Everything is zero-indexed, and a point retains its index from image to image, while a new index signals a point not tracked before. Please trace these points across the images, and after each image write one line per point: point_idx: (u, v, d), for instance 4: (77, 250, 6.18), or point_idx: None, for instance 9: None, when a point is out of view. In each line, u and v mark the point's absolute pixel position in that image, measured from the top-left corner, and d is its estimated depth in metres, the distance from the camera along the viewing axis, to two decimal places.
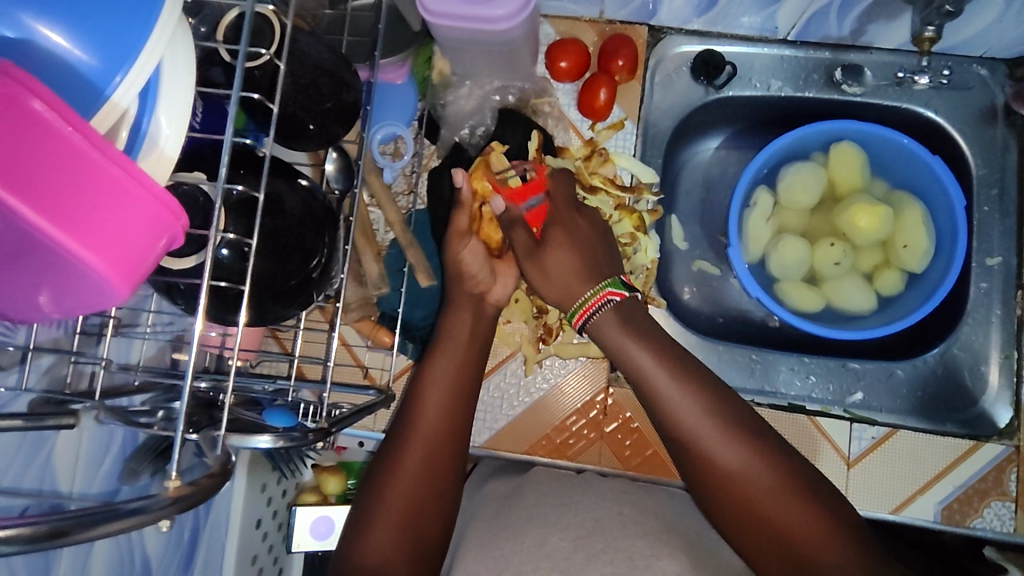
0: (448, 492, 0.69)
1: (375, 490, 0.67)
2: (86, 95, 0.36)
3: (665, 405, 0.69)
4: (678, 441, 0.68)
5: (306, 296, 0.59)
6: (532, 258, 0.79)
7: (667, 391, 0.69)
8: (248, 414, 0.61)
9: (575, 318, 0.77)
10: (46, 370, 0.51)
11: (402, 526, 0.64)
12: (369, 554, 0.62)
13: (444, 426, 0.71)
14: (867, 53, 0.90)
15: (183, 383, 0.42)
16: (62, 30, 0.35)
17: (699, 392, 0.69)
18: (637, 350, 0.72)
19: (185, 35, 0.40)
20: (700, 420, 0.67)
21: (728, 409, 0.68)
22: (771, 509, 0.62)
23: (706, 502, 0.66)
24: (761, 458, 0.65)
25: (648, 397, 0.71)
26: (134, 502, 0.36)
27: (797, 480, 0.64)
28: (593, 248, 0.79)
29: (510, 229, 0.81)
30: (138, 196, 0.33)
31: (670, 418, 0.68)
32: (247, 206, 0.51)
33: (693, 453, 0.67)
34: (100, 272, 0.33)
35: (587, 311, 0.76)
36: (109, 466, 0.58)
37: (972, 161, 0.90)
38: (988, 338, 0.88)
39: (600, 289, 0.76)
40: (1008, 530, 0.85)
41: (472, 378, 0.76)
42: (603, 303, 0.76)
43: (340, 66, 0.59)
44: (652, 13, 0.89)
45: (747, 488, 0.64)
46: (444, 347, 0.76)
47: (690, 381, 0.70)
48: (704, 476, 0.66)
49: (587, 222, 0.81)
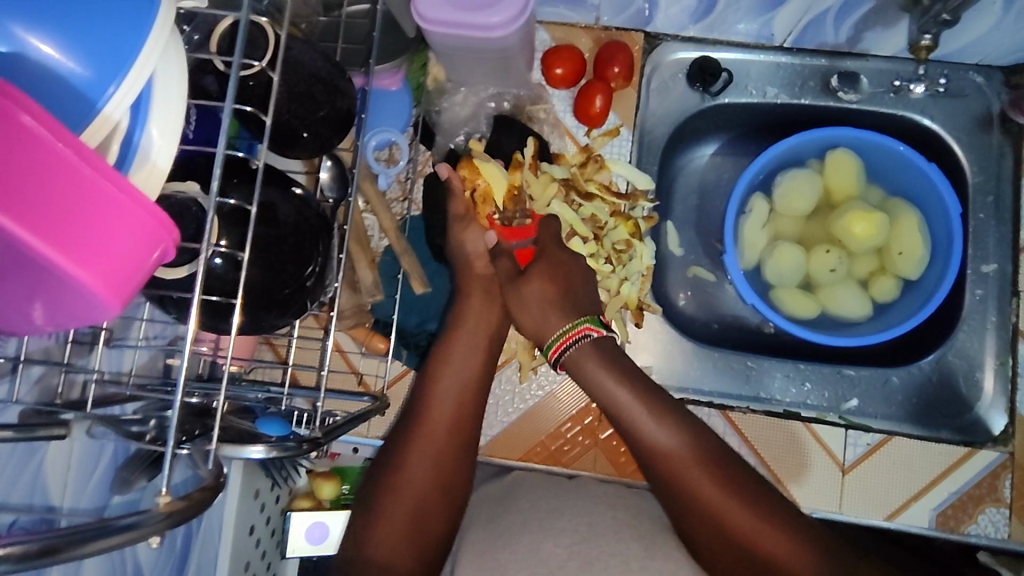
0: (462, 489, 0.69)
1: (382, 492, 0.66)
2: (77, 107, 0.35)
3: (644, 436, 0.69)
4: (658, 466, 0.68)
5: (300, 304, 0.59)
6: (513, 286, 0.78)
7: (644, 423, 0.70)
8: (242, 423, 0.60)
9: (552, 350, 0.76)
10: (36, 380, 0.51)
11: (409, 532, 0.64)
12: (378, 552, 0.63)
13: (453, 435, 0.70)
14: (863, 61, 0.90)
15: (176, 396, 0.42)
16: (53, 41, 0.35)
17: (675, 423, 0.70)
18: (615, 386, 0.72)
19: (177, 46, 0.40)
20: (680, 450, 0.67)
21: (703, 442, 0.69)
22: (750, 530, 0.63)
23: (682, 523, 0.66)
24: (738, 487, 0.66)
25: (628, 428, 0.71)
26: (128, 517, 0.36)
27: (774, 507, 0.65)
28: (572, 279, 0.79)
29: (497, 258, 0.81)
30: (130, 210, 0.33)
31: (651, 448, 0.68)
32: (240, 216, 0.51)
33: (674, 480, 0.66)
34: (90, 287, 0.32)
35: (566, 341, 0.76)
36: (99, 477, 0.57)
37: (967, 169, 0.90)
38: (983, 345, 0.88)
39: (578, 323, 0.76)
40: (1002, 537, 0.85)
41: (484, 375, 0.76)
42: (577, 339, 0.75)
43: (334, 74, 0.59)
44: (649, 21, 0.89)
45: (728, 513, 0.63)
46: (456, 344, 0.77)
47: (666, 414, 0.70)
48: (683, 502, 0.65)
49: (572, 257, 0.81)
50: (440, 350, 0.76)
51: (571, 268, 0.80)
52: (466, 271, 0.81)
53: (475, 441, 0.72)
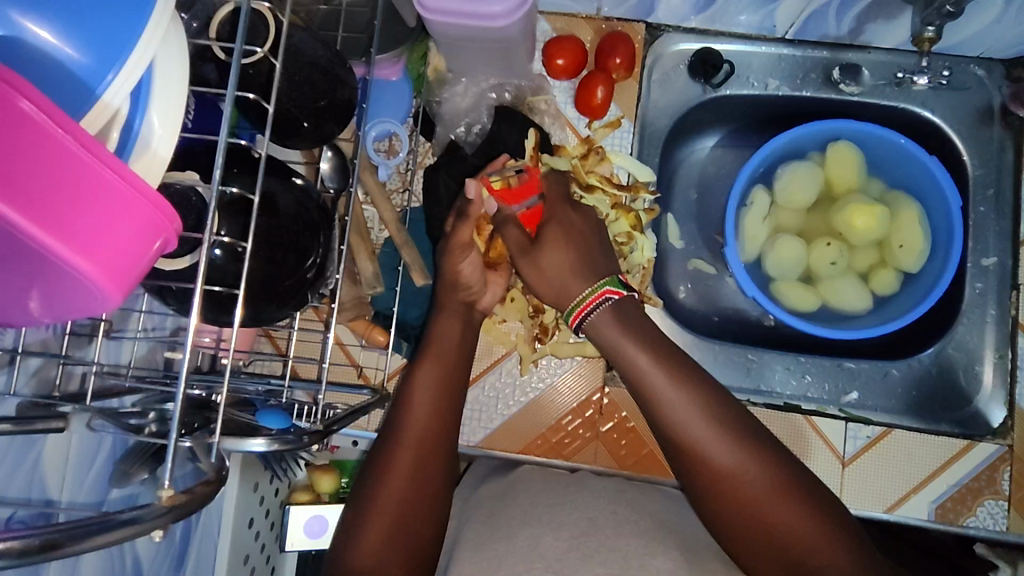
0: (441, 491, 0.68)
1: (371, 496, 0.66)
2: (77, 93, 0.35)
3: (665, 413, 0.66)
4: (681, 451, 0.66)
5: (301, 297, 0.58)
6: (528, 257, 0.76)
7: (664, 394, 0.67)
8: (240, 416, 0.59)
9: (574, 316, 0.74)
10: (34, 372, 0.50)
11: (395, 527, 0.64)
12: (361, 559, 0.62)
13: (432, 425, 0.70)
14: (865, 53, 0.89)
15: (177, 389, 0.41)
16: (53, 27, 0.34)
17: (698, 393, 0.67)
18: (645, 361, 0.69)
19: (178, 34, 0.39)
20: (700, 424, 0.65)
21: (727, 415, 0.66)
22: (783, 524, 0.61)
23: (708, 513, 0.65)
24: (758, 463, 0.64)
25: (647, 401, 0.68)
26: (129, 512, 0.35)
27: (797, 484, 0.63)
28: (586, 242, 0.77)
29: (504, 227, 0.79)
30: (134, 202, 0.33)
31: (669, 424, 0.66)
32: (240, 206, 0.50)
33: (695, 461, 0.65)
34: (90, 277, 0.32)
35: (585, 308, 0.73)
36: (98, 472, 0.57)
37: (968, 162, 0.90)
38: (983, 338, 0.88)
39: (599, 287, 0.74)
40: (1000, 529, 0.85)
41: (460, 378, 0.75)
42: (599, 303, 0.73)
43: (334, 63, 0.58)
44: (650, 11, 0.89)
45: (764, 506, 0.62)
46: (435, 354, 0.75)
47: (691, 383, 0.67)
48: (707, 481, 0.64)
49: (580, 216, 0.79)
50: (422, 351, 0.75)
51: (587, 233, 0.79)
52: (464, 281, 0.80)
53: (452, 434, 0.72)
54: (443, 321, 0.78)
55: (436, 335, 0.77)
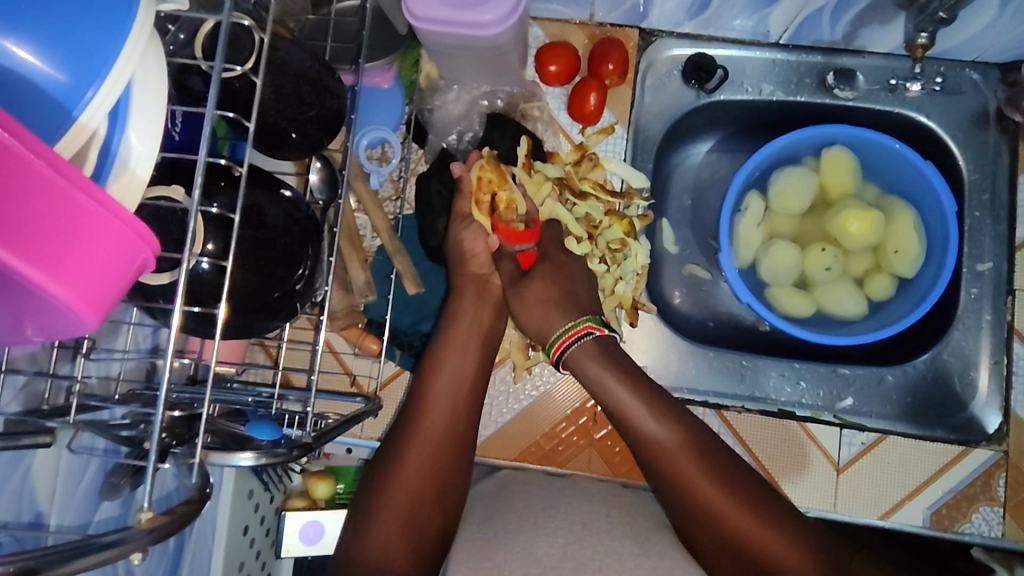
0: (455, 491, 0.68)
1: (373, 502, 0.65)
2: (53, 114, 0.34)
3: (646, 443, 0.67)
4: (665, 478, 0.66)
5: (289, 308, 0.58)
6: (515, 290, 0.78)
7: (644, 421, 0.68)
8: (231, 428, 0.58)
9: (553, 349, 0.75)
10: (21, 386, 0.50)
11: (406, 525, 0.64)
12: (368, 553, 0.62)
13: (445, 434, 0.70)
14: (859, 58, 0.89)
15: (158, 409, 0.40)
16: (29, 46, 0.34)
17: (676, 420, 0.69)
18: (621, 391, 0.70)
19: (156, 50, 0.39)
20: (679, 450, 0.66)
21: (704, 444, 0.68)
22: (769, 547, 0.61)
23: (694, 541, 0.65)
24: (741, 490, 0.64)
25: (629, 428, 0.69)
26: (112, 533, 0.35)
27: (777, 511, 0.64)
28: (572, 278, 0.78)
29: (500, 262, 0.81)
30: (108, 224, 0.33)
31: (653, 452, 0.67)
32: (226, 221, 0.50)
33: (676, 484, 0.65)
34: (68, 303, 0.31)
35: (563, 344, 0.75)
36: (86, 487, 0.56)
37: (963, 167, 0.90)
38: (979, 344, 0.88)
39: (578, 323, 0.74)
40: (996, 536, 0.85)
41: (475, 375, 0.75)
42: (579, 337, 0.74)
43: (323, 74, 0.58)
44: (643, 17, 0.89)
45: (751, 531, 0.62)
46: (451, 345, 0.75)
47: (669, 411, 0.69)
48: (694, 510, 0.64)
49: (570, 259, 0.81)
50: (436, 349, 0.75)
51: (572, 271, 0.79)
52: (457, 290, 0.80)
53: (470, 445, 0.72)
54: (458, 302, 0.79)
55: (444, 326, 0.77)
